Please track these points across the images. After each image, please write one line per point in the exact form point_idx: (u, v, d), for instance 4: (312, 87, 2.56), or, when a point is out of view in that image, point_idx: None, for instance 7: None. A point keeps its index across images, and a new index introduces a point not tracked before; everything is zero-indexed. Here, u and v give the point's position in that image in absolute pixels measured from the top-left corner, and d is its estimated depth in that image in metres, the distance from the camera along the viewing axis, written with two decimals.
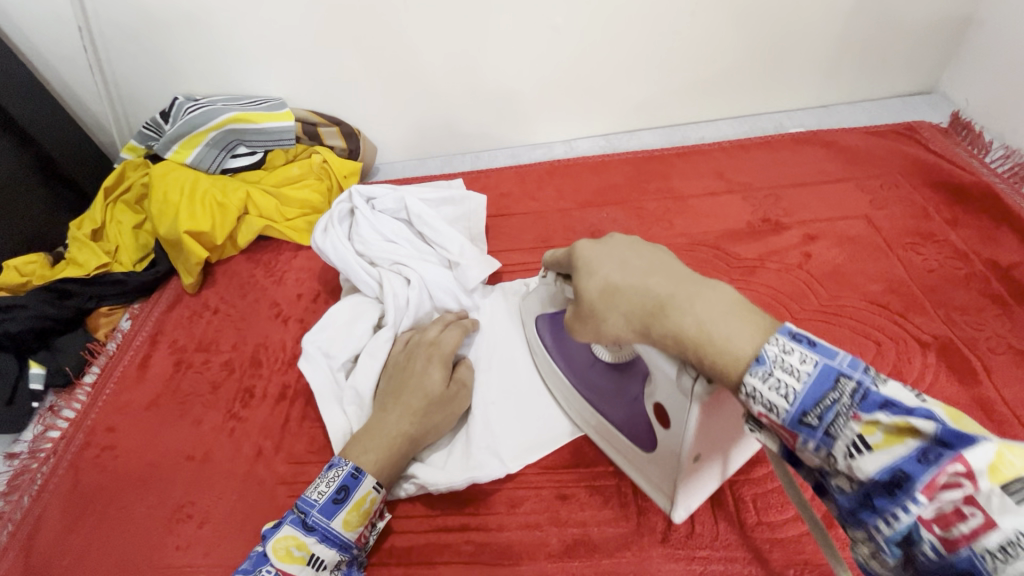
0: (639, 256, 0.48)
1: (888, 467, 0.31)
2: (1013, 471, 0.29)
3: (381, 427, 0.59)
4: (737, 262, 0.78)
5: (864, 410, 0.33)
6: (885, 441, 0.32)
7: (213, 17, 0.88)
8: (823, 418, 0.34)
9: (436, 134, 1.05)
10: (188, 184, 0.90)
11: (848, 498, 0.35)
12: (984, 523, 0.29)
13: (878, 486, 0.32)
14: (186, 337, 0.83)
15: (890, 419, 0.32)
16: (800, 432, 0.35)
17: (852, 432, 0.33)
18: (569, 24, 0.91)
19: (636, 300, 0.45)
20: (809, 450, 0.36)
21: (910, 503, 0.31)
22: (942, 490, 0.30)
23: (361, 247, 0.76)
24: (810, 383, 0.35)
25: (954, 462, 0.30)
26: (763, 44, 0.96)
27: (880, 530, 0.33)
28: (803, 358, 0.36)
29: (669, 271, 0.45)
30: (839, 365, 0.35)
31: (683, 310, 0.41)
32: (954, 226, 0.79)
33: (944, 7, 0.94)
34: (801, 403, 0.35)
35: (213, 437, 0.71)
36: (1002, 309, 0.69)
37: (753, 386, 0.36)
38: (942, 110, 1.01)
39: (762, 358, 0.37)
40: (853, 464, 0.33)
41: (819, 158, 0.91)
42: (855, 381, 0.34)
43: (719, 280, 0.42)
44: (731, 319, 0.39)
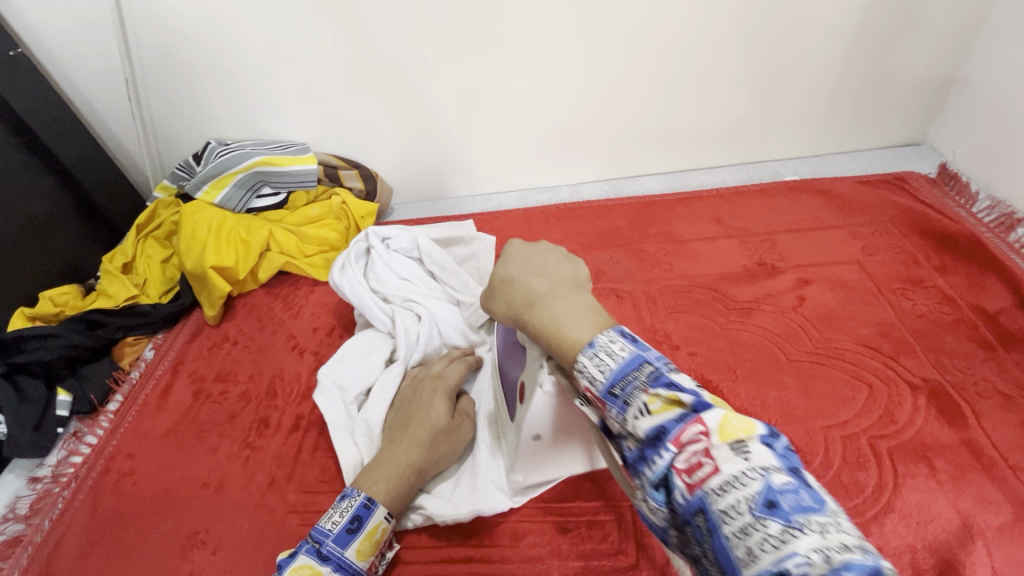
0: (543, 260, 0.55)
1: (655, 425, 0.35)
2: (735, 432, 0.32)
3: (389, 459, 0.62)
4: (734, 304, 0.82)
5: (654, 386, 0.37)
6: (661, 408, 0.35)
7: (247, 70, 0.96)
8: (624, 390, 0.38)
9: (449, 177, 1.11)
10: (215, 222, 0.95)
11: (633, 454, 0.37)
12: (713, 469, 0.32)
13: (648, 442, 0.35)
14: (206, 367, 0.86)
15: (668, 392, 0.36)
16: (609, 404, 0.39)
17: (640, 400, 0.37)
18: (575, 79, 0.98)
19: (520, 294, 0.51)
20: (615, 419, 0.39)
21: (666, 452, 0.34)
22: (687, 444, 0.33)
23: (375, 284, 0.80)
24: (621, 362, 0.39)
25: (695, 422, 0.33)
26: (758, 100, 1.02)
27: (647, 478, 0.35)
28: (622, 346, 0.40)
29: (556, 275, 0.52)
30: (647, 355, 0.39)
31: (547, 307, 0.48)
32: (943, 273, 0.82)
33: (929, 68, 1.00)
34: (612, 378, 0.39)
35: (228, 464, 0.73)
36: (989, 354, 0.72)
37: (583, 364, 0.41)
38: (931, 161, 1.06)
39: (594, 343, 0.41)
40: (637, 424, 0.36)
41: (812, 205, 0.96)
42: (653, 366, 0.38)
43: (587, 292, 0.49)
44: (581, 316, 0.46)
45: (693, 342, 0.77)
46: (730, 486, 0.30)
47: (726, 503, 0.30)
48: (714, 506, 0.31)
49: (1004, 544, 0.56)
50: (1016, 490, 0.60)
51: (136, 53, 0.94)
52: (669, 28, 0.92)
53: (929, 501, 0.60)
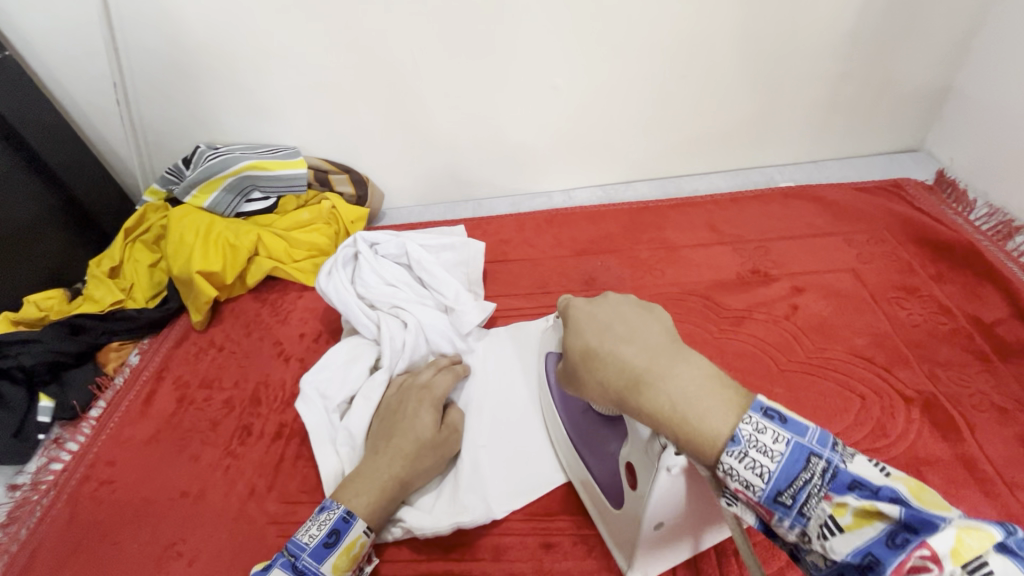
0: (621, 319, 0.47)
1: (859, 549, 0.32)
2: (972, 553, 0.30)
3: (373, 471, 0.61)
4: (726, 312, 0.80)
5: (833, 492, 0.34)
6: (854, 522, 0.33)
7: (238, 74, 0.95)
8: (797, 498, 0.34)
9: (441, 182, 1.11)
10: (203, 226, 0.94)
11: (824, 573, 0.35)
12: None
13: (850, 566, 0.33)
14: (191, 373, 0.85)
15: (861, 502, 0.33)
16: (774, 510, 0.35)
17: (823, 511, 0.34)
18: (568, 84, 0.97)
19: (615, 373, 0.43)
20: (782, 527, 0.36)
21: None
22: (910, 574, 0.31)
23: (362, 290, 0.79)
24: (783, 462, 0.34)
25: (921, 547, 0.31)
26: (753, 105, 1.01)
27: None
28: (776, 437, 0.35)
29: (649, 340, 0.43)
30: (810, 442, 0.35)
31: (656, 388, 0.39)
32: (939, 282, 0.81)
33: (925, 76, 0.99)
34: (773, 483, 0.35)
35: (209, 473, 0.72)
36: (985, 366, 0.70)
37: (730, 465, 0.36)
38: (928, 167, 1.05)
39: (737, 437, 0.35)
40: (828, 545, 0.33)
41: (807, 212, 0.95)
42: (825, 460, 0.34)
43: (695, 352, 0.41)
44: (707, 395, 0.38)
45: None
46: None
47: None
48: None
49: None
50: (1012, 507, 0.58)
51: (126, 57, 0.93)
52: (663, 32, 0.91)
53: None
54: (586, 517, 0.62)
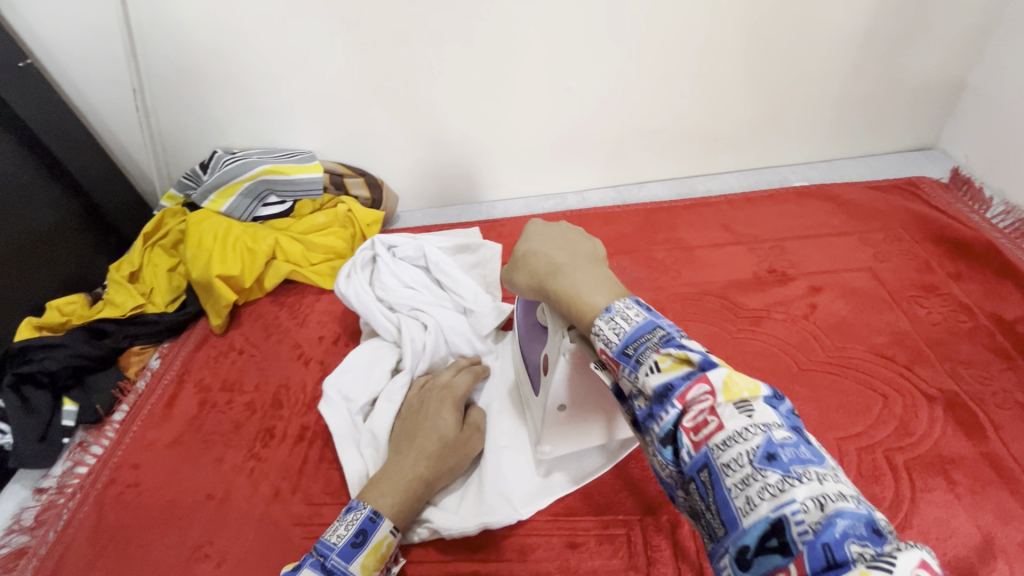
0: (564, 237, 0.54)
1: (665, 382, 0.34)
2: (739, 390, 0.33)
3: (397, 470, 0.61)
4: (744, 311, 0.81)
5: (666, 346, 0.36)
6: (670, 366, 0.35)
7: (254, 79, 0.96)
8: (637, 351, 0.37)
9: (454, 184, 1.11)
10: (222, 230, 0.95)
11: (642, 415, 0.37)
12: (718, 426, 0.32)
13: (655, 397, 0.35)
14: (211, 376, 0.86)
15: (677, 352, 0.35)
16: (622, 363, 0.38)
17: (652, 358, 0.36)
18: (582, 86, 0.97)
19: (540, 267, 0.51)
20: (626, 377, 0.38)
21: (672, 409, 0.34)
22: (692, 403, 0.33)
23: (381, 293, 0.80)
24: (634, 327, 0.38)
25: (704, 384, 0.33)
26: (765, 105, 1.01)
27: (654, 433, 0.35)
28: (637, 311, 0.39)
29: (576, 250, 0.52)
30: (662, 322, 0.38)
31: (568, 277, 0.48)
32: (957, 280, 0.81)
33: (938, 73, 0.99)
34: (625, 340, 0.38)
35: (233, 476, 0.73)
36: (1008, 363, 0.70)
37: (600, 326, 0.40)
38: (943, 165, 1.05)
39: (611, 308, 0.41)
40: (647, 380, 0.35)
41: (822, 211, 0.95)
42: (666, 330, 0.37)
43: (608, 266, 0.49)
44: (599, 286, 0.45)
45: (703, 351, 0.76)
46: (734, 440, 0.31)
47: (728, 457, 0.31)
48: (716, 461, 0.31)
49: None
50: None
51: (144, 63, 0.94)
52: (676, 33, 0.92)
53: (948, 516, 0.58)
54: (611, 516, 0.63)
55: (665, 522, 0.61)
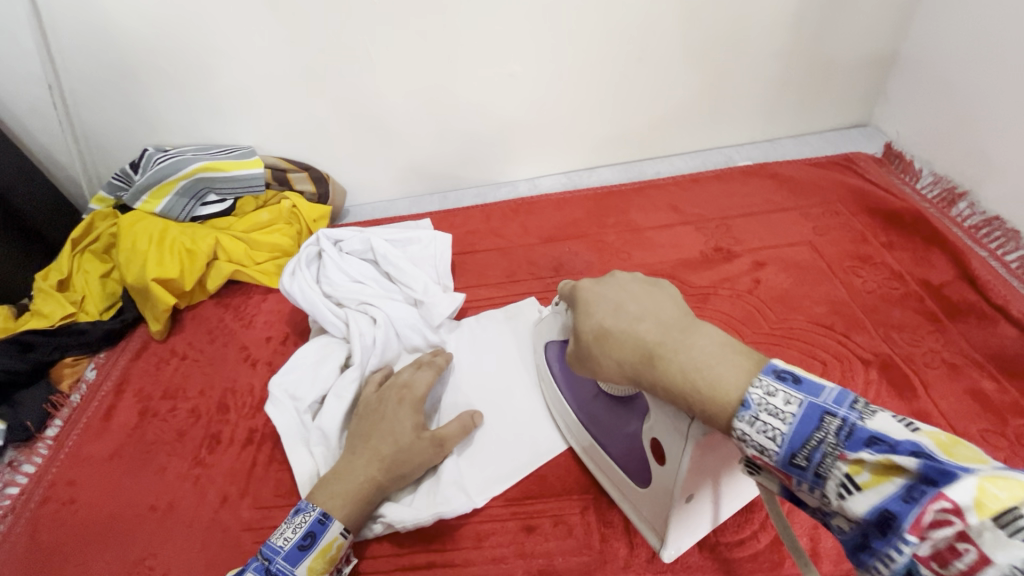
0: (636, 298, 0.51)
1: (876, 506, 0.32)
2: (999, 504, 0.28)
3: (348, 472, 0.60)
4: (692, 289, 0.82)
5: (850, 450, 0.34)
6: (873, 479, 0.33)
7: (184, 71, 0.91)
8: (812, 459, 0.35)
9: (403, 174, 1.09)
10: (157, 232, 0.91)
11: (847, 537, 0.35)
12: (980, 557, 0.28)
13: (872, 527, 0.32)
14: (152, 385, 0.82)
15: (876, 456, 0.32)
16: (794, 474, 0.37)
17: (840, 471, 0.34)
18: (527, 72, 0.97)
19: (630, 348, 0.47)
20: (808, 492, 0.37)
21: (904, 546, 0.31)
22: (932, 529, 0.30)
23: (328, 289, 0.78)
24: (795, 423, 0.36)
25: (938, 499, 0.30)
26: (707, 85, 1.03)
27: (883, 570, 0.32)
28: (788, 399, 0.37)
29: (661, 314, 0.47)
30: (824, 402, 0.36)
31: (671, 356, 0.44)
32: (890, 249, 0.84)
33: (869, 48, 1.02)
34: (789, 444, 0.36)
35: (178, 485, 0.70)
36: (936, 326, 0.74)
37: (743, 430, 0.38)
38: (877, 141, 1.09)
39: (748, 402, 0.38)
40: (848, 506, 0.33)
41: (765, 188, 0.97)
42: (840, 418, 0.35)
43: (711, 325, 0.45)
44: (726, 361, 0.41)
45: None
46: None
47: None
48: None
49: None
50: None
51: (60, 56, 0.88)
52: (617, 16, 0.92)
53: None
54: (566, 498, 0.63)
55: (619, 499, 0.62)
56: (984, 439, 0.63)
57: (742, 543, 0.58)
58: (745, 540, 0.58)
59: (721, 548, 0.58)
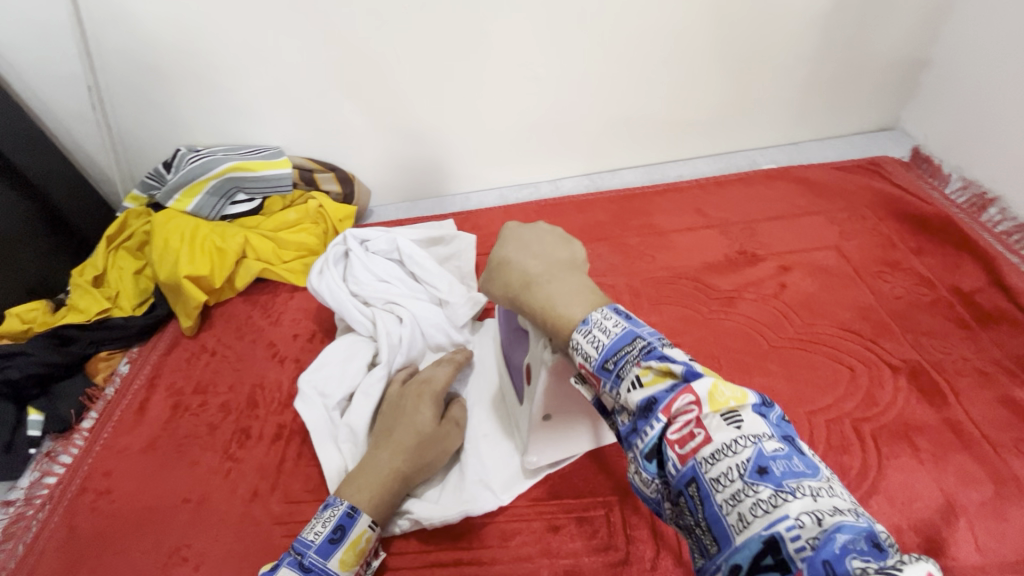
0: (541, 241, 0.57)
1: (647, 396, 0.38)
2: (724, 399, 0.36)
3: (375, 463, 0.61)
4: (717, 293, 0.82)
5: (646, 360, 0.39)
6: (653, 380, 0.38)
7: (216, 73, 0.93)
8: (618, 364, 0.40)
9: (427, 176, 1.10)
10: (189, 230, 0.93)
11: (625, 429, 0.40)
12: (706, 438, 0.35)
13: (641, 412, 0.38)
14: (183, 379, 0.84)
15: (660, 364, 0.38)
16: (603, 377, 0.41)
17: (633, 372, 0.39)
18: (551, 74, 0.97)
19: (516, 277, 0.54)
20: (609, 393, 0.41)
21: (656, 422, 0.37)
22: (677, 414, 0.36)
23: (355, 287, 0.79)
24: (614, 337, 0.42)
25: (687, 393, 0.36)
26: (732, 88, 1.02)
27: (640, 451, 0.38)
28: (616, 323, 0.43)
29: (551, 258, 0.55)
30: (642, 331, 0.42)
31: (542, 287, 0.51)
32: (919, 255, 0.83)
33: (897, 52, 1.01)
34: (604, 353, 0.42)
35: (209, 478, 0.72)
36: (967, 333, 0.73)
37: (578, 340, 0.44)
38: (904, 145, 1.08)
39: (588, 320, 0.45)
40: (630, 396, 0.39)
41: (789, 192, 0.97)
42: (646, 340, 0.41)
43: (583, 275, 0.52)
44: (574, 296, 0.49)
45: (678, 334, 0.77)
46: (722, 454, 0.34)
47: (717, 469, 0.33)
48: (706, 474, 0.34)
49: (986, 518, 0.57)
50: (999, 468, 0.61)
51: (99, 59, 0.91)
52: (643, 20, 0.92)
53: (912, 480, 0.60)
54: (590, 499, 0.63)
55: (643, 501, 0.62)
56: (1018, 448, 0.62)
57: None
58: None
59: None
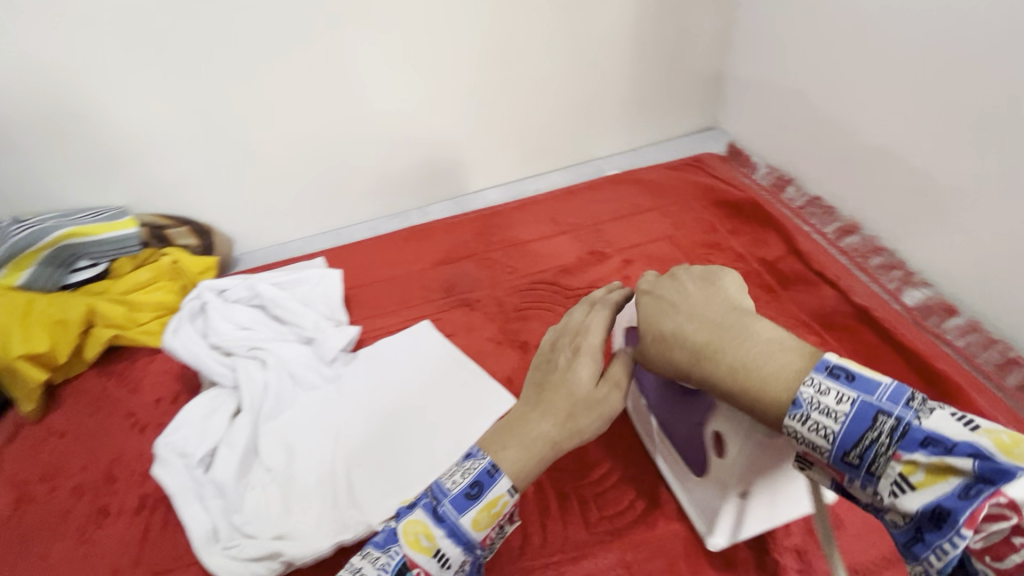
0: (686, 296, 0.53)
1: (931, 502, 0.34)
2: None
3: (525, 424, 0.53)
4: (572, 292, 0.89)
5: (906, 450, 0.35)
6: (927, 479, 0.34)
7: (39, 137, 0.88)
8: (864, 457, 0.37)
9: (291, 217, 1.09)
10: (20, 308, 0.84)
11: (901, 532, 0.36)
12: None
13: (926, 522, 0.34)
14: (27, 468, 0.77)
15: (933, 457, 0.34)
16: (850, 472, 0.38)
17: (894, 470, 0.35)
18: (399, 108, 1.02)
19: (682, 351, 0.49)
20: (859, 488, 0.38)
21: (961, 538, 0.33)
22: (987, 523, 0.32)
23: (214, 339, 0.79)
24: (847, 423, 0.37)
25: (995, 495, 0.32)
26: (569, 105, 1.13)
27: (931, 564, 0.34)
28: (840, 398, 0.38)
29: (709, 313, 0.49)
30: (879, 400, 0.37)
31: (723, 355, 0.45)
32: (735, 235, 0.96)
33: (701, 65, 1.17)
34: (842, 443, 0.38)
35: (62, 568, 0.66)
36: (773, 295, 0.85)
37: (795, 429, 0.40)
38: (723, 142, 1.24)
39: (800, 401, 0.40)
40: (901, 501, 0.35)
41: (629, 194, 1.07)
42: (895, 417, 0.36)
43: (761, 318, 0.46)
44: (769, 358, 0.43)
45: (540, 337, 0.84)
46: None
47: None
48: None
49: None
50: None
51: None
52: (474, 50, 1.00)
53: None
54: None
55: None
56: None
57: (622, 513, 0.63)
58: (624, 509, 0.63)
59: (604, 522, 0.63)
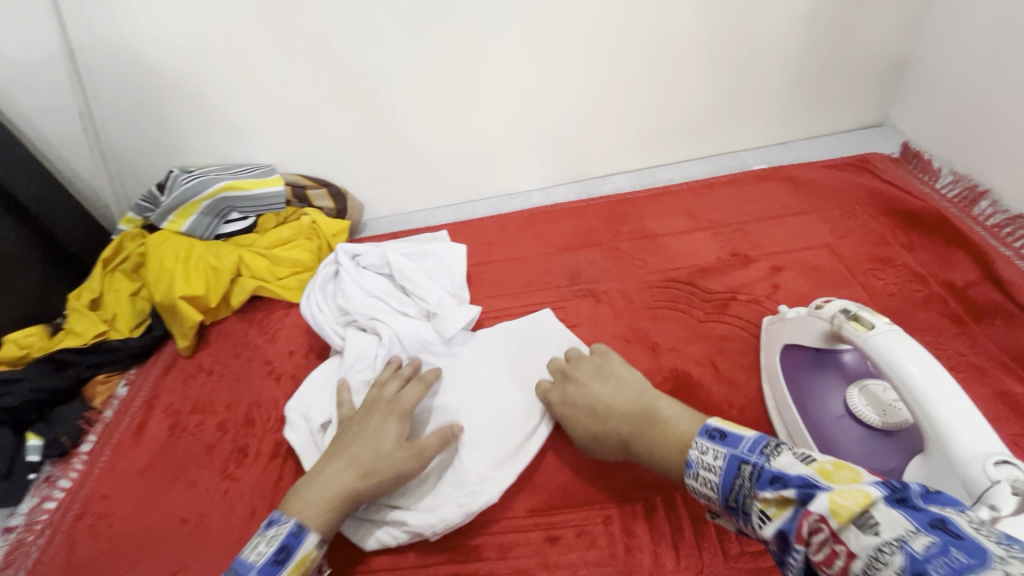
0: (611, 380, 0.64)
1: (777, 528, 0.38)
2: (845, 510, 0.34)
3: (323, 482, 0.58)
4: (710, 296, 0.82)
5: (760, 488, 0.41)
6: (776, 510, 0.39)
7: (208, 94, 0.94)
8: (737, 500, 0.43)
9: (418, 187, 1.10)
10: (183, 250, 0.93)
11: None
12: (849, 555, 0.32)
13: (781, 546, 0.38)
14: (181, 400, 0.85)
15: (772, 491, 0.40)
16: (733, 513, 0.44)
17: (756, 506, 0.41)
18: (539, 84, 0.98)
19: (613, 428, 0.60)
20: (744, 527, 0.43)
21: (799, 552, 0.36)
22: (811, 537, 0.35)
23: (342, 304, 0.80)
24: (722, 473, 0.45)
25: (807, 514, 0.36)
26: (720, 89, 1.03)
27: None
28: (716, 455, 0.47)
29: (625, 395, 0.61)
30: (740, 451, 0.45)
31: (650, 429, 0.56)
32: (911, 251, 0.83)
33: (883, 50, 1.01)
34: (722, 490, 0.45)
35: (207, 498, 0.72)
36: (961, 328, 0.72)
37: (694, 486, 0.48)
38: (894, 142, 1.08)
39: (692, 463, 0.49)
40: (762, 531, 0.40)
41: (780, 192, 0.97)
42: (751, 463, 0.43)
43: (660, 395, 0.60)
44: (681, 423, 0.54)
45: (673, 340, 0.77)
46: (876, 568, 0.31)
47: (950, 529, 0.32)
48: None
49: None
50: None
51: (91, 86, 0.92)
52: (627, 24, 0.93)
53: None
54: (590, 510, 0.63)
55: (642, 509, 0.62)
56: (1016, 444, 0.62)
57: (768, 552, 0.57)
58: None
59: (746, 558, 0.57)
